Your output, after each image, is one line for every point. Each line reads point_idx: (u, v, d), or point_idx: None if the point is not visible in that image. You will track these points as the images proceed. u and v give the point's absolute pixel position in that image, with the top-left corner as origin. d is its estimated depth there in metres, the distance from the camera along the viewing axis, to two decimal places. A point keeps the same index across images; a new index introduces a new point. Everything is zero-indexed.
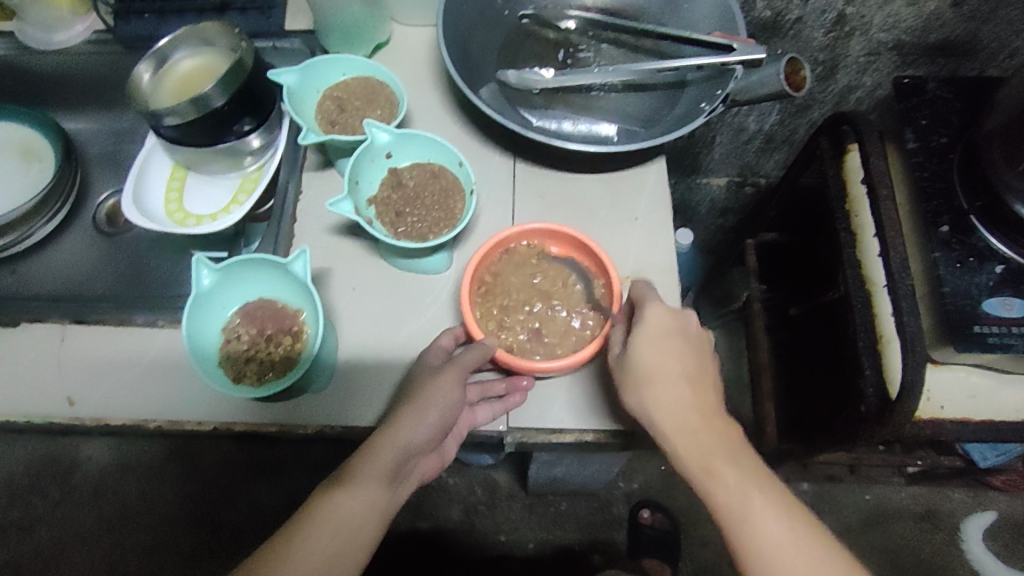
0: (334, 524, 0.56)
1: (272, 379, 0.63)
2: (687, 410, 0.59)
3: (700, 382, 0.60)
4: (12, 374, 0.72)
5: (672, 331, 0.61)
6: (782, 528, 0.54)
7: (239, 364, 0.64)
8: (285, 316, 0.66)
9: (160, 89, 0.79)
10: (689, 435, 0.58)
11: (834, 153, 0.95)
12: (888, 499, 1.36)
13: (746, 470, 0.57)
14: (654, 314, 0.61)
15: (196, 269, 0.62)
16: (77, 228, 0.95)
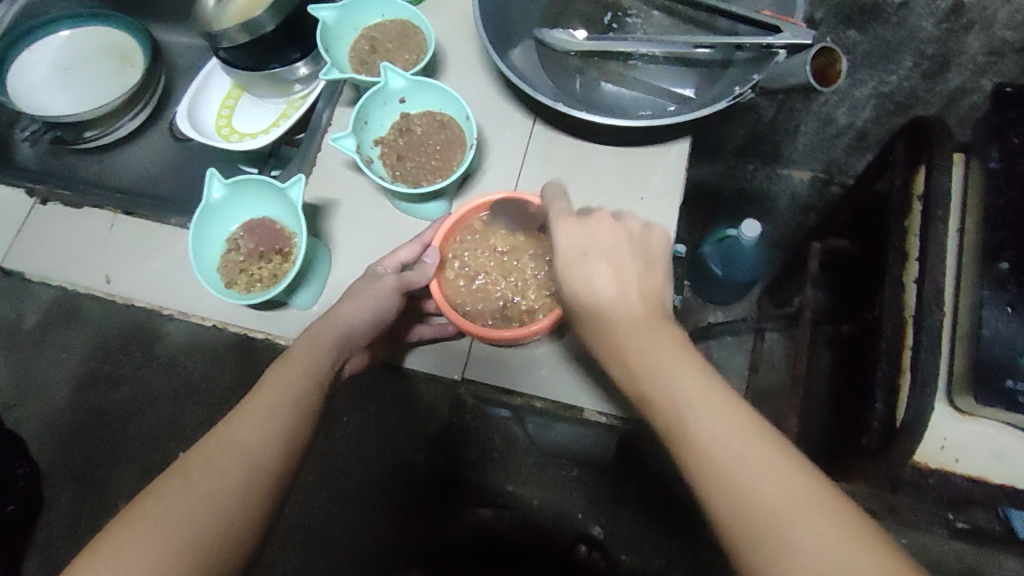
0: (238, 459, 0.51)
1: (258, 290, 0.69)
2: (639, 345, 0.50)
3: (648, 303, 0.53)
4: (70, 247, 0.83)
5: (600, 237, 0.56)
6: (754, 471, 0.43)
7: (233, 273, 0.70)
8: (279, 237, 0.71)
9: (223, 12, 0.85)
10: (628, 364, 0.51)
11: (908, 164, 0.85)
12: (925, 547, 1.25)
13: (701, 398, 0.47)
14: (566, 229, 0.57)
15: (209, 183, 0.69)
16: (157, 130, 1.05)
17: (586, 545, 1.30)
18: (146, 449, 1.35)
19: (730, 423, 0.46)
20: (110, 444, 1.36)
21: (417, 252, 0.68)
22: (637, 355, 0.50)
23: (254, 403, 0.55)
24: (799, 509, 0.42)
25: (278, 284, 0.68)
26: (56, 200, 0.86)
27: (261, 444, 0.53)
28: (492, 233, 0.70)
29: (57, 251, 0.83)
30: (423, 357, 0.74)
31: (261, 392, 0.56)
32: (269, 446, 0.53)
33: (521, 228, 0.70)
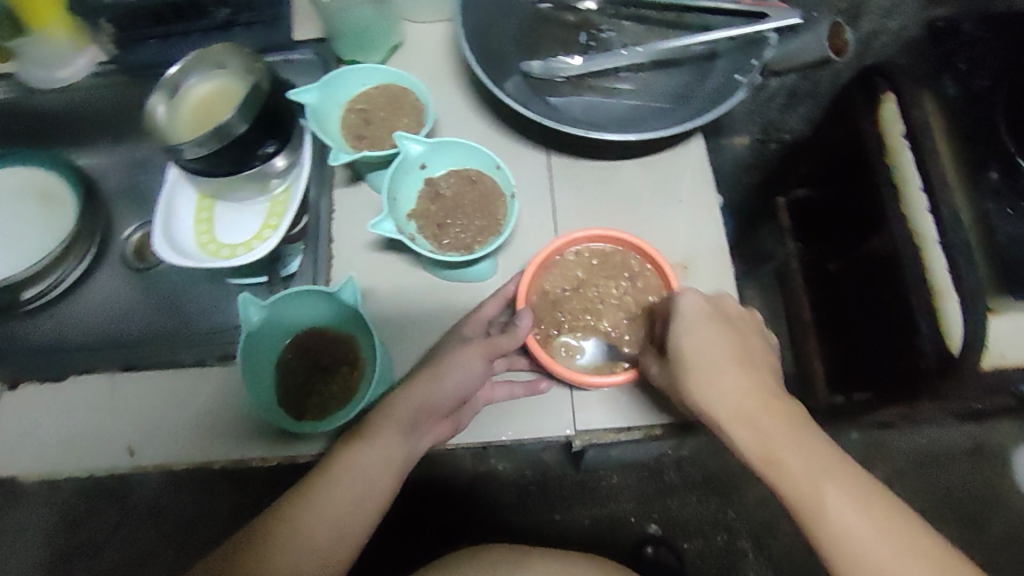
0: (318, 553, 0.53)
1: (336, 409, 0.64)
2: (750, 409, 0.52)
3: (750, 366, 0.56)
4: (71, 427, 0.71)
5: (709, 315, 0.60)
6: (852, 504, 0.46)
7: (299, 399, 0.64)
8: (332, 347, 0.67)
9: (176, 119, 0.77)
10: (749, 423, 0.52)
11: (868, 104, 0.92)
12: (940, 440, 1.35)
13: (807, 449, 0.49)
14: (689, 302, 0.60)
15: (244, 319, 0.62)
16: (106, 267, 0.92)
17: (651, 545, 1.26)
18: None
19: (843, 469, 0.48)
20: None
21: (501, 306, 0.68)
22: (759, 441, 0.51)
23: (325, 494, 0.55)
24: (890, 530, 0.45)
25: (359, 394, 0.63)
26: (29, 381, 0.73)
27: (338, 539, 0.54)
28: (570, 270, 0.69)
29: (56, 435, 0.71)
30: (522, 422, 0.68)
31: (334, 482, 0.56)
32: (347, 542, 0.54)
33: (600, 261, 0.69)
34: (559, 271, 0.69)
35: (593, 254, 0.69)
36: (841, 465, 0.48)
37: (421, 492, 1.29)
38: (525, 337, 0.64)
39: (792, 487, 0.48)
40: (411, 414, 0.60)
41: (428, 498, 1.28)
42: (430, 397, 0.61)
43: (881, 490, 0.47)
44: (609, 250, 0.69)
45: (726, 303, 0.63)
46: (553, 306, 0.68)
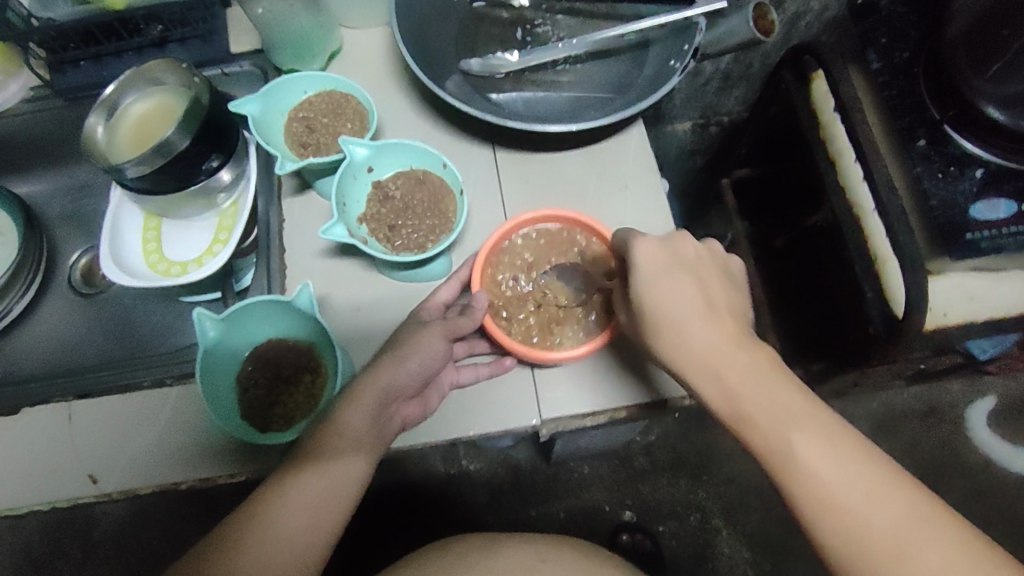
0: (292, 553, 0.54)
1: (300, 419, 0.64)
2: (724, 362, 0.55)
3: (716, 312, 0.57)
4: (27, 460, 0.69)
5: (670, 265, 0.59)
6: (823, 452, 0.50)
7: (262, 411, 0.64)
8: (293, 355, 0.67)
9: (115, 139, 0.76)
10: (720, 379, 0.55)
11: (799, 83, 0.97)
12: (893, 403, 1.42)
13: (780, 404, 0.53)
14: (644, 252, 0.59)
15: (201, 340, 0.61)
16: (54, 296, 0.91)
17: (627, 531, 1.27)
18: None
19: (813, 421, 0.52)
20: None
21: (457, 289, 0.69)
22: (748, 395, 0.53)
23: (292, 496, 0.56)
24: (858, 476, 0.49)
25: (322, 401, 0.64)
26: None
27: (313, 537, 0.55)
28: (526, 251, 0.70)
29: (12, 470, 0.69)
30: (489, 415, 0.69)
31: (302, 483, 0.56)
32: (322, 536, 0.56)
33: (554, 240, 0.71)
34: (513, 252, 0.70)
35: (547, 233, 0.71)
36: (820, 421, 0.52)
37: (398, 497, 1.31)
38: (482, 320, 0.65)
39: (764, 438, 0.52)
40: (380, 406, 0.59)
41: (404, 502, 1.30)
42: (387, 382, 0.59)
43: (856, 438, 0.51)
44: (564, 233, 0.71)
45: (681, 245, 0.61)
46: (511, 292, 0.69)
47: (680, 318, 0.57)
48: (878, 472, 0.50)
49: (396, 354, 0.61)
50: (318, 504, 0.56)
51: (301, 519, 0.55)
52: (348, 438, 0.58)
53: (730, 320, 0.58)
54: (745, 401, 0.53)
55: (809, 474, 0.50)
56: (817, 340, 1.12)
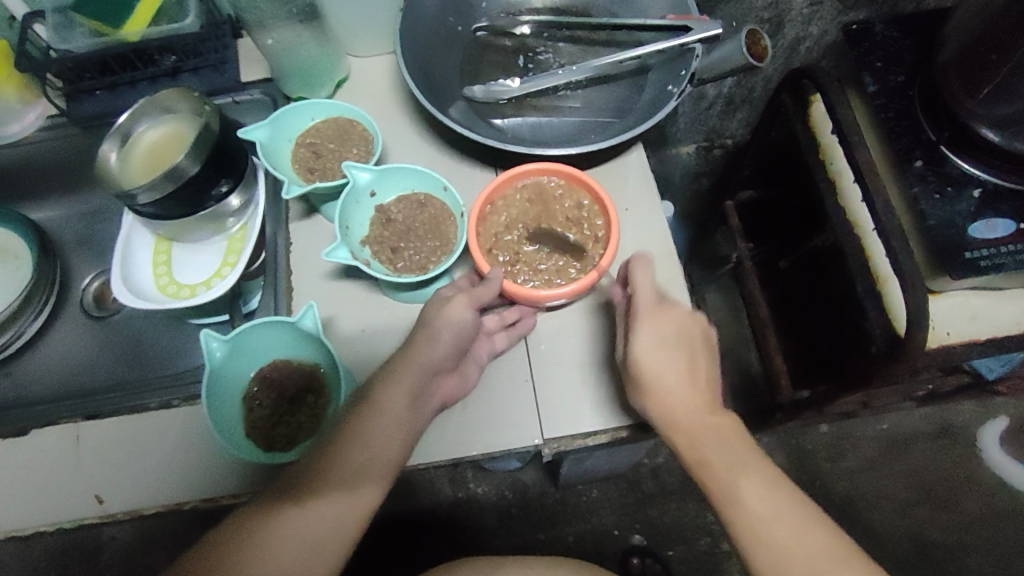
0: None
1: (303, 440, 0.65)
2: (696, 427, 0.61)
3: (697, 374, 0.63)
4: (33, 481, 0.70)
5: (669, 337, 0.63)
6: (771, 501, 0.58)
7: (266, 431, 0.65)
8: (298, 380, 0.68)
9: (128, 166, 0.78)
10: (682, 431, 0.61)
11: (798, 106, 0.98)
12: (903, 424, 1.40)
13: (734, 457, 0.60)
14: (652, 325, 0.63)
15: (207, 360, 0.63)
16: (65, 319, 0.92)
17: (636, 555, 1.26)
18: None
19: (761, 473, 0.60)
20: None
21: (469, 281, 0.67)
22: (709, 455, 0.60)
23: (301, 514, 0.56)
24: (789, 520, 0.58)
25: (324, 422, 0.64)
26: None
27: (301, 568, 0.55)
28: (500, 216, 0.70)
29: (19, 491, 0.70)
30: (491, 436, 0.69)
31: (307, 515, 0.57)
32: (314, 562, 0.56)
33: (522, 198, 0.71)
34: (493, 217, 0.69)
35: (518, 192, 0.71)
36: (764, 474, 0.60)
37: (405, 521, 1.30)
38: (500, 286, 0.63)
39: (719, 489, 0.60)
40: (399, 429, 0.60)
41: (410, 526, 1.30)
42: (425, 360, 0.62)
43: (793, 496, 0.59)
44: (532, 184, 0.71)
45: (676, 311, 0.64)
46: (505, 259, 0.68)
47: (660, 377, 0.62)
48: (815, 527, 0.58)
49: (389, 375, 0.62)
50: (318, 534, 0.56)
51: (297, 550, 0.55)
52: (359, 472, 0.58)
53: (706, 386, 0.63)
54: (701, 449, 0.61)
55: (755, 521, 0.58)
56: (822, 361, 1.12)
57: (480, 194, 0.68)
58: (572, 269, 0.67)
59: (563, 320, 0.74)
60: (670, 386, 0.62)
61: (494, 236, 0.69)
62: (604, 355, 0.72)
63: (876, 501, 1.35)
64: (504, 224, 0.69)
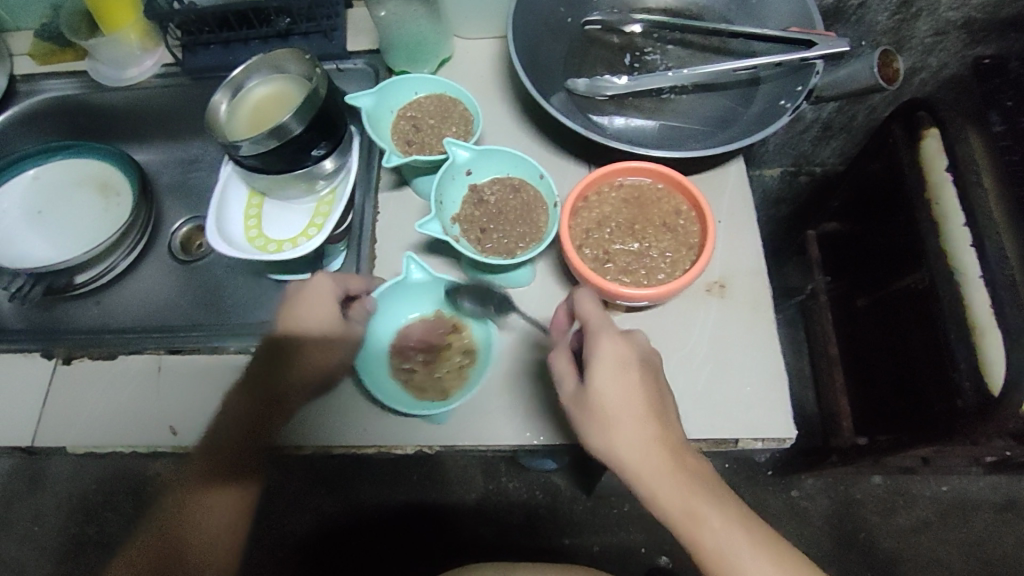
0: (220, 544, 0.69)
1: (468, 371, 0.69)
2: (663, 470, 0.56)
3: (657, 413, 0.57)
4: (113, 405, 0.74)
5: (629, 360, 0.58)
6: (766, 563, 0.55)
7: (427, 382, 0.69)
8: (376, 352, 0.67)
9: (235, 118, 0.81)
10: (670, 484, 0.56)
11: (909, 139, 0.92)
12: (964, 489, 1.32)
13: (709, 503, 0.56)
14: (612, 345, 0.58)
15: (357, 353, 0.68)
16: (152, 259, 0.96)
17: None
18: None
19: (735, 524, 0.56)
20: None
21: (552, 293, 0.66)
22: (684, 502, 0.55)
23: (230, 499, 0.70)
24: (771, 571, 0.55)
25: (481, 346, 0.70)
26: (83, 357, 0.76)
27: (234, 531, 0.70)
28: (598, 208, 0.69)
29: (99, 413, 0.73)
30: (553, 429, 0.68)
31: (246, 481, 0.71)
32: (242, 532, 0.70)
33: (620, 194, 0.70)
34: (588, 209, 0.69)
35: (617, 188, 0.70)
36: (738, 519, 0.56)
37: (434, 504, 1.30)
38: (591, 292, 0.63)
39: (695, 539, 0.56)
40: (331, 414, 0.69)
41: (438, 509, 1.30)
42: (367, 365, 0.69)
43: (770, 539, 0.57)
44: (631, 184, 0.70)
45: (636, 337, 0.61)
46: (590, 253, 0.67)
47: (617, 415, 0.56)
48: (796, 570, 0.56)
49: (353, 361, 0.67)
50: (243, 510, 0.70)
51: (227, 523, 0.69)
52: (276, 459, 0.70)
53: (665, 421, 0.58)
54: (698, 510, 0.55)
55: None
56: (891, 408, 1.06)
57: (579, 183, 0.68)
58: (663, 269, 0.66)
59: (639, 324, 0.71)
60: (625, 424, 0.56)
61: (586, 228, 0.68)
62: (682, 365, 0.69)
63: (924, 565, 1.27)
64: (597, 217, 0.69)
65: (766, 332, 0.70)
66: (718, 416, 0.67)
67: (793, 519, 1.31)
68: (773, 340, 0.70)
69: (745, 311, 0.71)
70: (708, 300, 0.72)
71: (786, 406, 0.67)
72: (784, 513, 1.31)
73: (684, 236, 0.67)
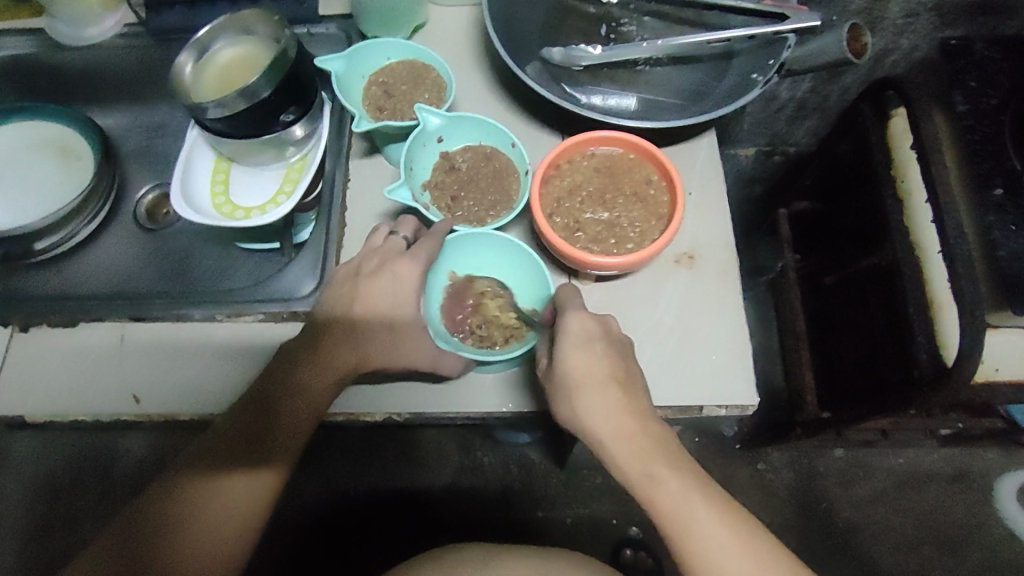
0: (213, 536, 0.60)
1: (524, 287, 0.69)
2: (637, 433, 0.58)
3: (628, 387, 0.60)
4: (76, 373, 0.72)
5: (596, 336, 0.60)
6: (722, 525, 0.55)
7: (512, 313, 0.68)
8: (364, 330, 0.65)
9: (201, 80, 0.79)
10: (629, 451, 0.57)
11: (878, 118, 0.95)
12: (921, 463, 1.37)
13: (682, 474, 0.57)
14: (577, 323, 0.60)
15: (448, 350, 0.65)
16: (117, 227, 0.94)
17: (631, 547, 1.26)
18: None
19: (710, 496, 0.56)
20: None
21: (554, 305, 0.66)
22: (657, 471, 0.56)
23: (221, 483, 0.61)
24: (745, 548, 0.55)
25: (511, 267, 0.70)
26: (41, 325, 0.74)
27: (230, 522, 0.60)
28: (570, 177, 0.69)
29: (62, 380, 0.72)
30: (519, 397, 0.69)
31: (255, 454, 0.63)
32: (237, 524, 0.61)
33: (591, 164, 0.70)
34: (560, 178, 0.69)
35: (588, 156, 0.70)
36: (712, 493, 0.57)
37: (410, 478, 1.31)
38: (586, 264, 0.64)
39: (668, 511, 0.56)
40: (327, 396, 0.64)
41: (413, 483, 1.31)
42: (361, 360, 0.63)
43: (745, 517, 0.57)
44: (603, 153, 0.70)
45: (603, 314, 0.62)
46: (559, 221, 0.67)
47: (591, 378, 0.59)
48: (768, 549, 0.56)
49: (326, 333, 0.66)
50: (238, 497, 0.61)
51: (219, 512, 0.60)
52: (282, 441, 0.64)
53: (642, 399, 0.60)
54: (653, 474, 0.56)
55: (706, 551, 0.55)
56: (852, 382, 1.09)
57: (551, 150, 0.68)
58: (632, 239, 0.67)
59: (608, 293, 0.72)
60: (601, 386, 0.59)
61: (556, 197, 0.68)
62: (649, 334, 0.70)
63: (881, 534, 1.32)
64: (568, 186, 0.69)
65: (732, 303, 0.71)
66: (682, 384, 0.68)
67: (758, 490, 1.35)
68: (739, 311, 0.71)
69: (713, 282, 0.72)
70: (677, 271, 0.72)
71: (750, 376, 0.68)
72: (750, 485, 1.35)
73: (653, 207, 0.68)
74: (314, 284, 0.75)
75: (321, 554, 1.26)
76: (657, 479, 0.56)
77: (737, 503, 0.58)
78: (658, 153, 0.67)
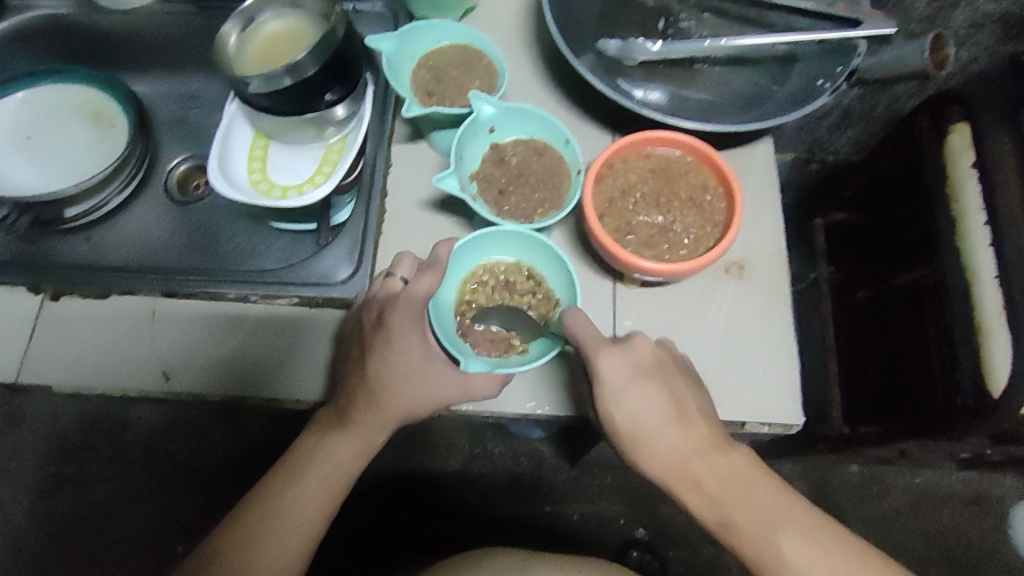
0: (306, 516, 0.61)
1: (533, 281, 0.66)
2: (709, 473, 0.57)
3: (686, 420, 0.57)
4: (106, 345, 0.71)
5: (632, 373, 0.57)
6: (806, 548, 0.56)
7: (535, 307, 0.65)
8: (397, 327, 0.61)
9: (244, 52, 0.76)
10: (700, 489, 0.57)
11: (934, 136, 0.92)
12: (936, 484, 1.35)
13: (760, 503, 0.57)
14: (608, 366, 0.57)
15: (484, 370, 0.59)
16: (148, 197, 0.92)
17: (637, 549, 1.24)
18: (134, 550, 1.22)
19: (791, 515, 0.57)
20: (88, 551, 1.22)
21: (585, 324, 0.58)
22: (735, 512, 0.57)
23: (314, 464, 0.63)
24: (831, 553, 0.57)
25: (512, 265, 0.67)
26: (72, 294, 0.72)
27: (321, 504, 0.62)
28: (623, 176, 0.67)
29: (93, 352, 0.71)
30: (553, 399, 0.67)
31: (342, 434, 0.64)
32: (330, 504, 0.62)
33: (647, 165, 0.67)
34: (615, 179, 0.66)
35: (644, 157, 0.67)
36: (792, 510, 0.58)
37: (422, 465, 1.29)
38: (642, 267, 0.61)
39: (750, 539, 0.57)
40: (371, 389, 0.62)
41: (425, 470, 1.29)
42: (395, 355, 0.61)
43: (825, 520, 0.59)
44: (660, 155, 0.67)
45: (639, 343, 0.58)
46: (609, 223, 0.65)
47: (648, 431, 0.57)
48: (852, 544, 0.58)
49: (362, 324, 0.64)
50: (328, 477, 0.63)
51: (312, 493, 0.62)
52: (360, 423, 0.63)
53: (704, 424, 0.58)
54: (727, 510, 0.57)
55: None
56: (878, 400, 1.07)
57: (606, 149, 0.65)
58: (689, 243, 0.64)
59: (653, 301, 0.69)
60: (660, 438, 0.57)
61: (605, 198, 0.66)
62: (693, 345, 0.68)
63: (889, 551, 1.31)
64: (620, 187, 0.66)
65: (781, 317, 0.69)
66: (725, 399, 0.66)
67: None
68: (788, 326, 0.69)
69: (762, 294, 0.70)
70: (727, 280, 0.70)
71: (796, 393, 0.66)
72: None
73: (710, 213, 0.65)
74: (350, 271, 0.73)
75: (350, 533, 1.25)
76: (735, 517, 0.57)
77: (815, 507, 0.59)
78: (717, 160, 0.65)
